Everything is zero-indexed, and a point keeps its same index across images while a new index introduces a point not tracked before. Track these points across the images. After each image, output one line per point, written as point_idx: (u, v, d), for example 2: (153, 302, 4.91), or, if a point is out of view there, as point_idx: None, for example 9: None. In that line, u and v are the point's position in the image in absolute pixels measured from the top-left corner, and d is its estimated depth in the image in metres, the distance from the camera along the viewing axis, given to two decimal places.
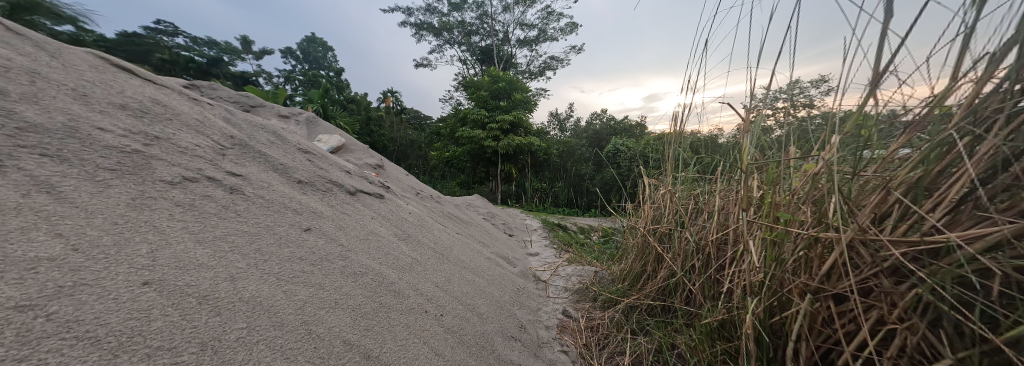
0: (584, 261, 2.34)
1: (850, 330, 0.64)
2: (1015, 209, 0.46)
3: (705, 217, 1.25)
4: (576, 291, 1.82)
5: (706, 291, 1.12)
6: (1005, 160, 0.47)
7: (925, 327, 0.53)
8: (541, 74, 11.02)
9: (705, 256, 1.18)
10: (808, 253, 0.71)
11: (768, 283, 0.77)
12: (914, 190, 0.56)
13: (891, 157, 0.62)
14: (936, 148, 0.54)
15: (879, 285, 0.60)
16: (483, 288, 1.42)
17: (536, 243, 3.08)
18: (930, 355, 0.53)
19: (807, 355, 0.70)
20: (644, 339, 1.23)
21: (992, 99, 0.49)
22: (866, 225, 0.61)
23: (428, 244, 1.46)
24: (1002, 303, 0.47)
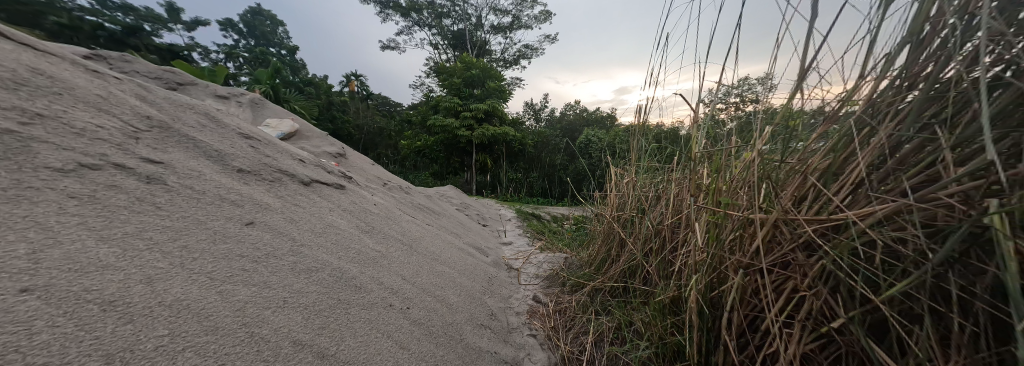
0: (555, 248, 2.38)
1: (771, 299, 0.68)
2: (896, 191, 0.52)
3: (661, 204, 1.31)
4: (547, 277, 1.84)
5: (661, 271, 1.16)
6: (892, 147, 0.54)
7: (827, 293, 0.57)
8: (517, 63, 10.90)
9: (661, 238, 1.23)
10: (742, 232, 0.76)
11: (707, 262, 0.81)
12: (825, 177, 0.61)
13: (810, 147, 0.67)
14: (842, 138, 0.60)
15: (795, 260, 0.64)
16: (450, 278, 1.39)
17: (509, 232, 3.08)
18: (829, 316, 0.58)
19: (739, 323, 0.73)
20: (605, 318, 1.28)
21: (886, 95, 0.55)
22: (788, 207, 0.66)
23: (394, 237, 1.40)
24: (885, 269, 0.53)
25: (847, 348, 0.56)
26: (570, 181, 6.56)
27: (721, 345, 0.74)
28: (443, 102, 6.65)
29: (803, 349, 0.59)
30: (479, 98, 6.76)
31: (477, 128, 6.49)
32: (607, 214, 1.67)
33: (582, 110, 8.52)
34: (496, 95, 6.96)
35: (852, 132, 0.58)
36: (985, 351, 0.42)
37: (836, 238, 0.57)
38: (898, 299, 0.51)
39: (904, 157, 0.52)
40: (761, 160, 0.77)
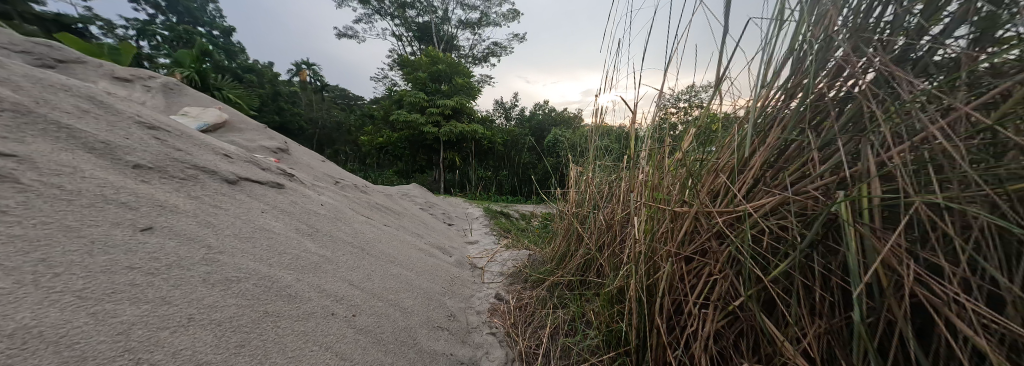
0: (521, 245, 2.37)
1: (694, 284, 0.79)
2: (781, 185, 0.66)
3: (613, 200, 1.38)
4: (510, 274, 1.82)
5: (611, 261, 1.17)
6: (780, 150, 0.69)
7: (734, 275, 0.68)
8: (486, 59, 10.83)
9: (612, 232, 1.27)
10: (673, 224, 0.86)
11: (645, 252, 0.89)
12: (732, 175, 0.77)
13: (722, 149, 0.83)
14: (750, 137, 0.75)
15: (710, 247, 0.76)
16: (405, 279, 1.33)
17: (476, 231, 3.03)
18: (734, 295, 0.69)
19: (668, 308, 0.80)
20: (562, 311, 1.29)
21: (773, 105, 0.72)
22: (705, 201, 0.79)
23: (343, 239, 1.31)
24: (773, 253, 0.65)
25: (747, 322, 0.67)
26: (539, 179, 6.61)
27: (653, 328, 0.81)
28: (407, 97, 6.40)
29: (717, 325, 0.69)
30: (446, 94, 6.60)
31: (444, 125, 6.33)
32: (569, 211, 1.73)
33: (551, 109, 8.61)
34: (463, 91, 6.83)
35: (753, 135, 0.75)
36: (838, 316, 0.55)
37: (740, 227, 0.69)
38: (781, 278, 0.63)
39: (786, 157, 0.67)
40: (689, 161, 0.95)
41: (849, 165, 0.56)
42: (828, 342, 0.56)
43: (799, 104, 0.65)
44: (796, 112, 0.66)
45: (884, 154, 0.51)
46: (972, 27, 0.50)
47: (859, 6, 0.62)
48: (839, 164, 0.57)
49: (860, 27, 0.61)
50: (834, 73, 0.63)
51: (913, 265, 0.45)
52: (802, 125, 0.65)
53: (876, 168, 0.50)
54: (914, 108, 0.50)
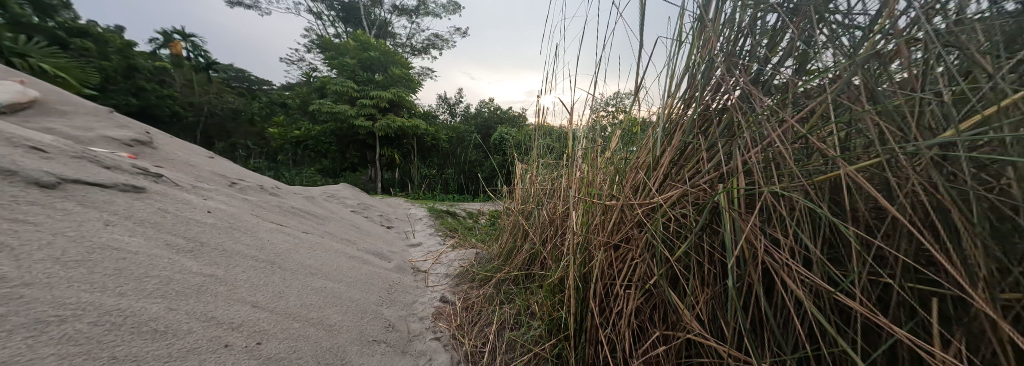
0: (467, 244, 2.28)
1: (617, 271, 0.81)
2: (690, 175, 0.71)
3: (550, 199, 1.40)
4: (457, 274, 1.73)
5: (553, 253, 1.16)
6: (682, 150, 0.74)
7: (648, 257, 0.73)
8: (427, 51, 10.37)
9: (555, 226, 1.26)
10: (604, 216, 0.87)
11: (582, 243, 0.88)
12: (647, 171, 0.81)
13: (643, 147, 0.87)
14: (664, 136, 0.79)
15: (633, 235, 0.78)
16: (331, 291, 1.16)
17: (418, 232, 2.85)
18: (648, 275, 0.74)
19: (600, 292, 0.82)
20: (508, 306, 1.25)
21: (678, 107, 0.77)
22: (630, 194, 0.82)
23: (245, 253, 1.09)
24: (676, 235, 0.72)
25: (660, 297, 0.71)
26: (487, 176, 6.53)
27: (588, 312, 0.82)
28: (333, 86, 5.78)
29: (637, 303, 0.72)
30: (382, 85, 6.12)
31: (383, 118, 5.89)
32: (515, 208, 1.70)
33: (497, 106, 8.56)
34: (402, 83, 6.40)
35: (665, 137, 0.79)
36: (718, 283, 0.64)
37: (653, 216, 0.74)
38: (682, 257, 0.70)
39: (689, 151, 0.73)
40: (616, 159, 0.99)
41: (725, 162, 0.65)
42: (713, 305, 0.64)
43: (695, 110, 0.71)
44: (692, 119, 0.72)
45: (752, 149, 0.60)
46: (795, 59, 0.63)
47: (730, 34, 0.69)
48: (719, 162, 0.66)
49: (730, 53, 0.69)
50: (713, 84, 0.70)
51: (762, 241, 0.55)
52: (695, 130, 0.72)
53: (744, 163, 0.59)
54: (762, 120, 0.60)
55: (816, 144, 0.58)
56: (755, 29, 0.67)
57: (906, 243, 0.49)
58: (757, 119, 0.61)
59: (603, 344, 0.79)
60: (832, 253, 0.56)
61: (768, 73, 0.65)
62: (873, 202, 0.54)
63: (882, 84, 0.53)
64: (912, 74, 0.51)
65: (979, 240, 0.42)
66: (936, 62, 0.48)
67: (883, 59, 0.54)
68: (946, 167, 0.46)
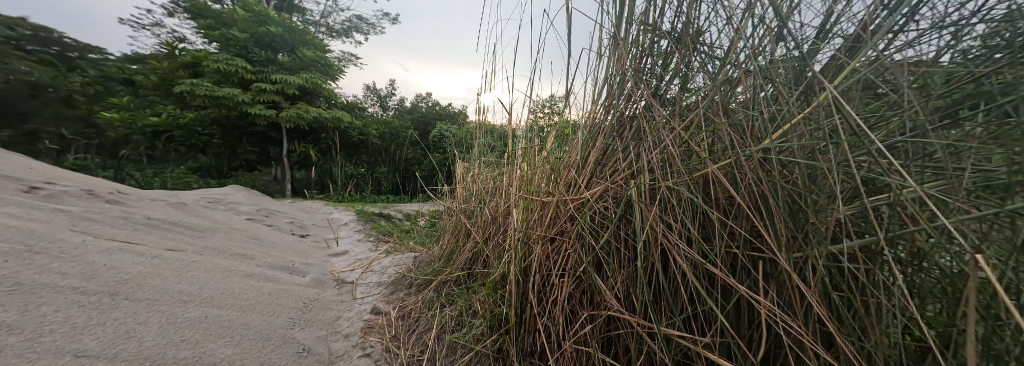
0: (403, 249, 2.13)
1: (550, 262, 0.84)
2: (613, 170, 0.77)
3: (487, 200, 1.40)
4: (392, 281, 1.60)
5: (495, 250, 1.15)
6: (605, 149, 0.80)
7: (576, 246, 0.77)
8: (352, 37, 9.48)
9: (496, 223, 1.25)
10: (542, 212, 0.89)
11: (521, 240, 0.89)
12: (578, 168, 0.85)
13: (573, 148, 0.90)
14: (589, 137, 0.84)
15: (566, 228, 0.82)
16: (217, 318, 0.97)
17: (346, 239, 2.58)
18: (576, 263, 0.78)
19: (538, 284, 0.83)
20: (449, 308, 1.20)
21: (601, 111, 0.82)
22: (564, 192, 0.85)
23: (61, 288, 0.86)
24: (599, 224, 0.77)
25: (587, 282, 0.75)
26: (425, 173, 6.23)
27: (527, 302, 0.84)
28: (211, 63, 4.77)
29: (569, 290, 0.76)
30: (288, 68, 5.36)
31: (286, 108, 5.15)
32: (456, 207, 1.66)
33: (433, 100, 8.22)
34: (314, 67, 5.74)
35: (590, 139, 0.84)
36: (628, 266, 0.70)
37: (581, 208, 0.79)
38: (603, 245, 0.74)
39: (611, 147, 0.79)
40: (551, 158, 1.03)
41: (636, 162, 0.72)
42: (628, 284, 0.70)
43: (615, 115, 0.77)
44: (611, 124, 0.77)
45: (659, 147, 0.67)
46: (679, 79, 0.72)
47: (636, 53, 0.75)
48: (631, 160, 0.73)
49: (637, 69, 0.75)
50: (621, 93, 0.76)
51: (659, 228, 0.63)
52: (613, 133, 0.78)
53: (652, 159, 0.65)
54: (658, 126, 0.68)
55: (693, 146, 0.67)
56: (653, 50, 0.74)
57: (744, 225, 0.57)
58: (657, 125, 0.68)
59: (539, 332, 0.81)
60: (704, 233, 0.64)
61: (662, 88, 0.73)
62: (720, 190, 0.62)
63: (732, 103, 0.61)
64: (748, 97, 0.59)
65: (782, 217, 0.49)
66: (758, 89, 0.56)
67: (732, 84, 0.61)
68: (764, 167, 0.54)
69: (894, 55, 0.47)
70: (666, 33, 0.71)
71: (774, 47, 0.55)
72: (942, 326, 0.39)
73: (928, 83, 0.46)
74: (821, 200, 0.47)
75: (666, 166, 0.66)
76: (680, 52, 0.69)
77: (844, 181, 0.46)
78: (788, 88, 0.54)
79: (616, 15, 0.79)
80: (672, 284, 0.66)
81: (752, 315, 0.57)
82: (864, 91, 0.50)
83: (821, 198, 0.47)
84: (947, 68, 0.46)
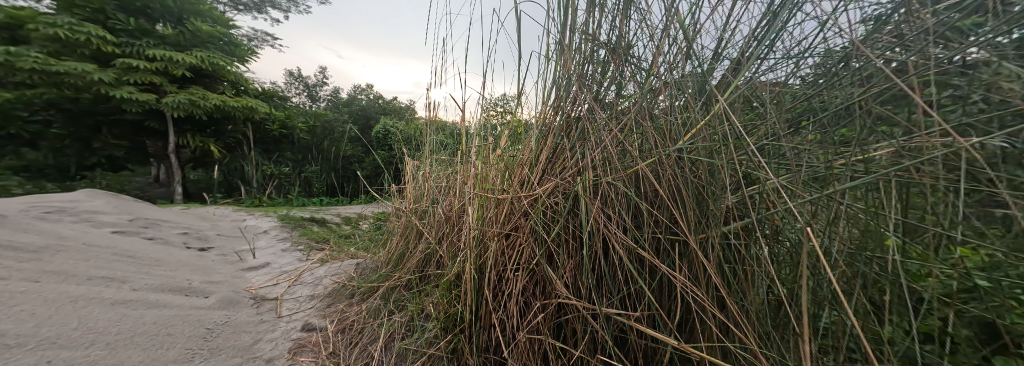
0: (343, 256, 2.00)
1: (505, 257, 0.87)
2: (562, 168, 0.83)
3: (442, 198, 1.40)
4: (329, 293, 1.49)
5: (449, 251, 1.16)
6: (555, 148, 0.86)
7: (528, 240, 0.82)
8: (275, 19, 8.47)
9: (450, 224, 1.25)
10: (496, 209, 0.92)
11: (476, 238, 0.91)
12: (530, 166, 0.90)
13: (525, 147, 0.95)
14: (540, 136, 0.90)
15: (520, 224, 0.86)
16: (64, 363, 0.81)
17: (271, 248, 2.32)
18: (529, 257, 0.82)
19: (494, 280, 0.86)
20: (398, 315, 1.16)
21: (549, 112, 0.88)
22: (517, 189, 0.89)
23: None
24: (550, 219, 0.82)
25: (539, 274, 0.80)
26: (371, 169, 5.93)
27: (481, 299, 0.86)
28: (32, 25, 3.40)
29: (523, 283, 0.80)
30: (171, 43, 4.18)
31: (173, 93, 4.00)
32: (406, 207, 1.62)
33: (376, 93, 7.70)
34: (212, 45, 4.60)
35: (541, 139, 0.89)
36: (574, 255, 0.77)
37: (534, 204, 0.84)
38: (552, 239, 0.80)
39: (559, 146, 0.85)
40: (505, 156, 1.06)
41: (581, 160, 0.79)
42: (576, 273, 0.77)
43: (563, 116, 0.83)
44: (559, 124, 0.84)
45: (600, 147, 0.74)
46: (615, 86, 0.79)
47: (580, 58, 0.81)
48: (577, 159, 0.79)
49: (580, 74, 0.81)
50: (564, 97, 0.83)
51: (600, 220, 0.70)
52: (561, 133, 0.84)
53: (595, 157, 0.72)
54: (598, 128, 0.75)
55: (628, 146, 0.75)
56: (594, 57, 0.81)
57: (667, 214, 0.67)
58: (598, 126, 0.76)
59: (495, 326, 0.84)
60: (636, 223, 0.73)
61: (603, 93, 0.81)
62: (647, 184, 0.71)
63: (654, 107, 0.71)
64: (668, 105, 0.68)
65: (691, 207, 0.59)
66: (673, 99, 0.67)
67: (655, 93, 0.70)
68: (681, 165, 0.64)
69: (762, 77, 0.61)
70: (603, 44, 0.78)
71: (685, 63, 0.66)
72: (789, 284, 0.51)
73: (781, 100, 0.59)
74: (717, 190, 0.58)
75: (607, 164, 0.74)
76: (616, 61, 0.77)
77: (732, 176, 0.58)
78: (694, 99, 0.65)
79: (561, 23, 0.85)
80: (612, 270, 0.74)
81: (672, 291, 0.66)
82: (744, 104, 0.63)
83: (717, 189, 0.57)
84: (793, 88, 0.60)
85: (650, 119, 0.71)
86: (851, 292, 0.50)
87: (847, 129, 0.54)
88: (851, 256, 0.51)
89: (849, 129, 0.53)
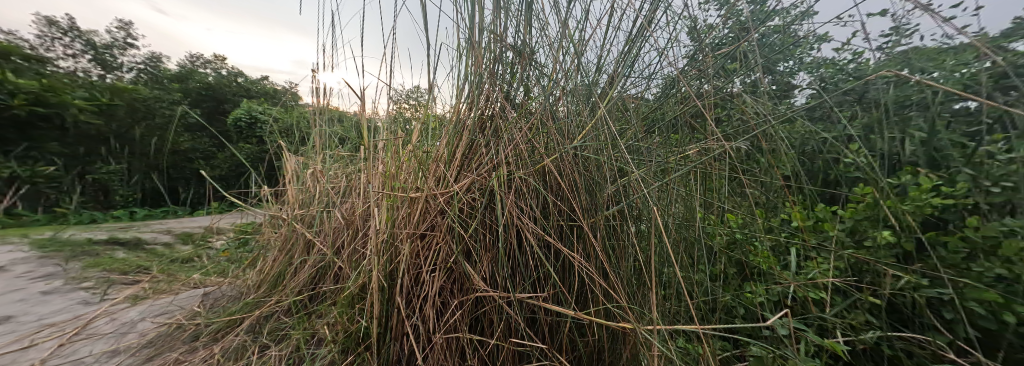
0: (183, 285, 1.52)
1: (421, 259, 0.87)
2: (478, 164, 0.88)
3: (343, 200, 1.29)
4: (148, 343, 1.00)
5: (351, 260, 1.07)
6: (470, 148, 0.89)
7: (446, 238, 0.84)
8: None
9: (353, 229, 1.17)
10: (410, 209, 0.91)
11: (385, 242, 0.86)
12: (444, 164, 0.92)
13: (438, 146, 0.97)
14: (454, 134, 0.91)
15: (436, 223, 0.88)
16: None
17: (36, 285, 1.51)
18: (447, 256, 0.84)
19: (407, 286, 0.85)
20: (275, 348, 0.94)
21: (460, 110, 0.90)
22: (432, 187, 0.90)
23: None
24: (466, 217, 0.86)
25: (458, 272, 0.83)
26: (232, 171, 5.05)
27: (394, 307, 0.83)
28: None
29: (440, 283, 0.81)
30: None
31: None
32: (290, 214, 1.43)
33: (232, 69, 6.16)
34: None
35: (454, 136, 0.91)
36: (489, 250, 0.82)
37: (450, 203, 0.86)
38: (469, 234, 0.83)
39: (473, 146, 0.89)
40: (418, 153, 1.04)
41: (495, 158, 0.85)
42: (491, 266, 0.82)
43: (475, 112, 0.86)
44: (474, 120, 0.86)
45: (513, 143, 0.80)
46: (523, 88, 0.87)
47: (493, 56, 0.84)
48: (491, 158, 0.84)
49: (493, 73, 0.85)
50: (476, 92, 0.86)
51: (513, 214, 0.76)
52: (474, 132, 0.88)
53: (508, 155, 0.79)
54: (509, 127, 0.82)
55: (536, 144, 0.81)
56: (504, 58, 0.86)
57: (567, 204, 0.78)
58: (509, 125, 0.83)
59: (408, 335, 0.83)
60: (544, 214, 0.82)
61: (513, 93, 0.87)
62: (551, 179, 0.80)
63: (557, 108, 0.81)
64: (568, 108, 0.79)
65: (584, 199, 0.71)
66: (570, 104, 0.79)
67: (555, 96, 0.80)
68: (577, 162, 0.75)
69: (630, 90, 0.79)
70: (510, 46, 0.85)
71: (579, 75, 0.79)
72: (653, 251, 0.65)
73: (643, 107, 0.82)
74: (601, 182, 0.72)
75: (518, 160, 0.80)
76: (521, 64, 0.84)
77: (613, 172, 0.72)
78: (585, 104, 0.79)
79: (470, 19, 0.86)
80: (523, 259, 0.81)
81: (571, 272, 0.78)
82: (620, 111, 0.79)
83: (603, 182, 0.71)
84: (647, 100, 0.83)
85: (552, 120, 0.81)
86: (679, 252, 0.71)
87: (677, 133, 0.84)
88: (680, 226, 0.75)
89: (677, 135, 0.81)
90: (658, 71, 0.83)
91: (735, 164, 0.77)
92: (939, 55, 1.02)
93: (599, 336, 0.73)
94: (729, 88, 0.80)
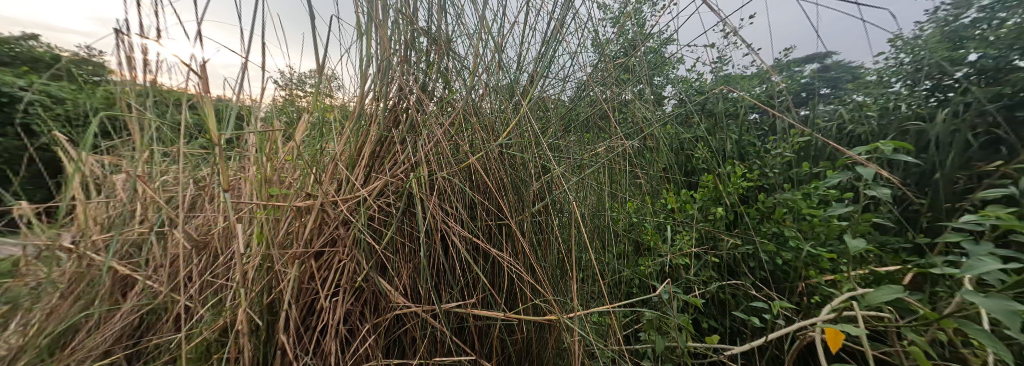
0: None
1: (318, 281, 0.72)
2: (392, 164, 0.78)
3: (192, 216, 0.98)
4: None
5: (208, 294, 0.82)
6: (380, 145, 0.78)
7: (352, 253, 0.71)
8: None
9: (210, 254, 0.90)
10: (299, 222, 0.74)
11: (263, 267, 0.68)
12: (347, 164, 0.78)
13: (338, 144, 0.82)
14: (358, 129, 0.79)
15: (337, 235, 0.74)
16: None
17: None
18: (353, 274, 0.71)
19: (298, 318, 0.69)
20: None
21: (364, 101, 0.78)
22: (332, 193, 0.75)
23: None
24: (377, 225, 0.75)
25: (370, 290, 0.72)
26: None
27: (279, 350, 0.66)
28: None
29: (346, 307, 0.69)
30: None
31: None
32: (87, 241, 1.00)
33: None
34: None
35: (357, 132, 0.78)
36: (408, 260, 0.74)
37: (355, 211, 0.74)
38: (384, 244, 0.74)
39: (386, 143, 0.79)
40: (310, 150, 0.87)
41: (412, 156, 0.77)
42: (411, 278, 0.74)
43: (383, 105, 0.76)
44: (383, 115, 0.77)
45: (433, 140, 0.74)
46: (443, 79, 0.81)
47: (403, 41, 0.76)
48: (407, 158, 0.76)
49: (408, 61, 0.78)
50: (384, 82, 0.76)
51: (435, 219, 0.71)
52: (385, 128, 0.78)
53: (428, 154, 0.73)
54: (427, 123, 0.75)
55: (458, 140, 0.79)
56: (416, 44, 0.79)
57: (493, 203, 0.77)
58: (429, 120, 0.76)
59: None
60: (469, 215, 0.80)
61: (430, 85, 0.80)
62: (476, 178, 0.78)
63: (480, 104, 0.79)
64: (491, 103, 0.79)
65: (511, 197, 0.72)
66: (493, 101, 0.79)
67: (478, 91, 0.78)
68: (502, 160, 0.75)
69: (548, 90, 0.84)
70: (423, 32, 0.78)
71: (501, 72, 0.79)
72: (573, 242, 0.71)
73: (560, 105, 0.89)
74: (526, 179, 0.74)
75: (439, 159, 0.74)
76: (438, 53, 0.78)
77: (537, 169, 0.75)
78: (508, 101, 0.80)
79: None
80: (447, 265, 0.77)
81: (498, 272, 0.77)
82: (540, 109, 0.83)
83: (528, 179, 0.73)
84: (563, 99, 0.90)
85: (474, 114, 0.78)
86: (593, 240, 0.80)
87: (587, 132, 0.95)
88: (593, 216, 0.84)
89: (588, 133, 0.92)
90: (571, 75, 0.90)
91: (631, 160, 0.93)
92: (742, 80, 1.43)
93: (526, 332, 0.75)
94: (624, 95, 0.94)
